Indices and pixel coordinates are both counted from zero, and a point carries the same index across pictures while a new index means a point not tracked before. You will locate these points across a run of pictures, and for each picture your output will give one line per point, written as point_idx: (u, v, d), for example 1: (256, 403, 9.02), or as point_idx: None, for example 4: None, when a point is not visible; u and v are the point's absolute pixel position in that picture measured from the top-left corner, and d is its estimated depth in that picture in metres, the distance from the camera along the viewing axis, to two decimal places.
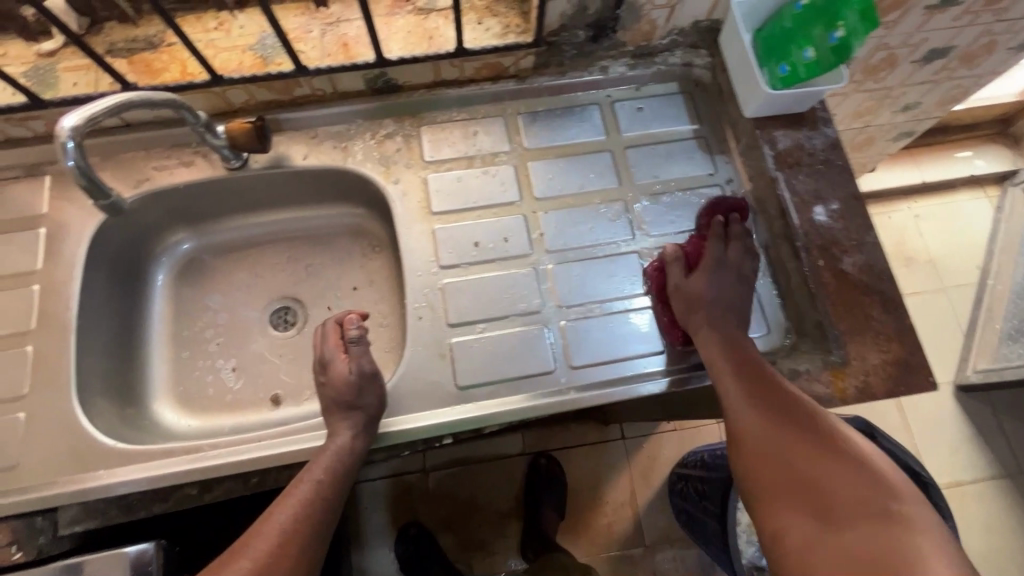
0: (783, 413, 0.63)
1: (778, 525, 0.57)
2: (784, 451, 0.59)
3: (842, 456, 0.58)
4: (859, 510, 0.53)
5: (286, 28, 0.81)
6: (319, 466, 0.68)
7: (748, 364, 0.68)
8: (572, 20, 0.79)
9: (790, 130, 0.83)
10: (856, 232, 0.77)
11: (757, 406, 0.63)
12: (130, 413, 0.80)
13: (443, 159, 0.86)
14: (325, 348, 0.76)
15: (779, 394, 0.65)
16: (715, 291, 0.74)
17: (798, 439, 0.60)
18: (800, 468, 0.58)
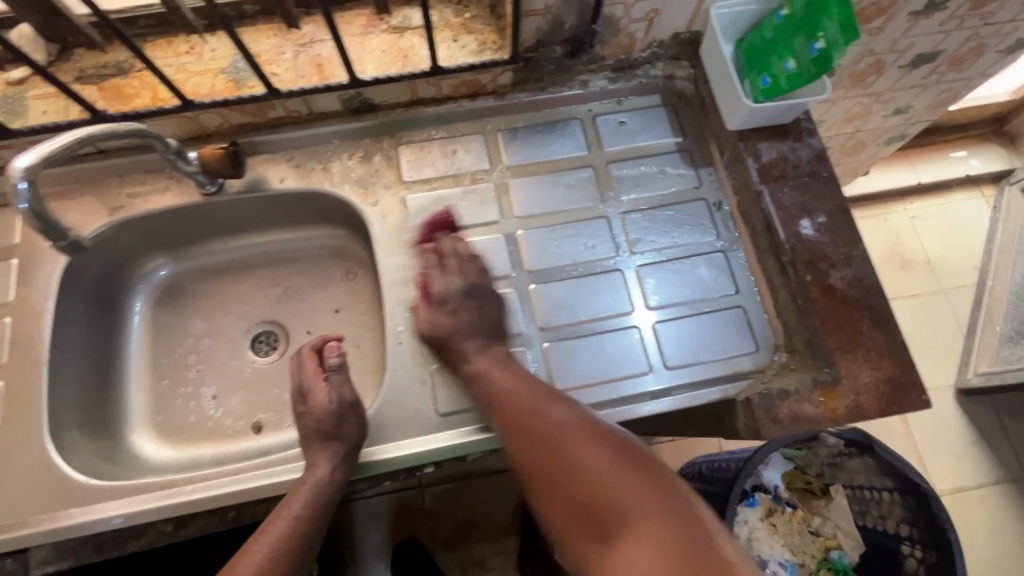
0: (572, 434, 0.64)
1: (578, 552, 0.61)
2: (586, 474, 0.62)
3: (631, 474, 0.60)
4: (653, 519, 0.56)
5: (258, 49, 0.80)
6: (295, 504, 0.67)
7: (488, 384, 0.71)
8: (548, 36, 0.78)
9: (774, 142, 0.81)
10: (843, 246, 0.76)
11: (562, 432, 0.65)
12: (106, 446, 0.79)
13: (422, 179, 0.84)
14: (304, 377, 0.77)
15: (574, 418, 0.66)
16: (452, 325, 0.74)
17: (596, 463, 0.62)
18: (585, 477, 0.62)
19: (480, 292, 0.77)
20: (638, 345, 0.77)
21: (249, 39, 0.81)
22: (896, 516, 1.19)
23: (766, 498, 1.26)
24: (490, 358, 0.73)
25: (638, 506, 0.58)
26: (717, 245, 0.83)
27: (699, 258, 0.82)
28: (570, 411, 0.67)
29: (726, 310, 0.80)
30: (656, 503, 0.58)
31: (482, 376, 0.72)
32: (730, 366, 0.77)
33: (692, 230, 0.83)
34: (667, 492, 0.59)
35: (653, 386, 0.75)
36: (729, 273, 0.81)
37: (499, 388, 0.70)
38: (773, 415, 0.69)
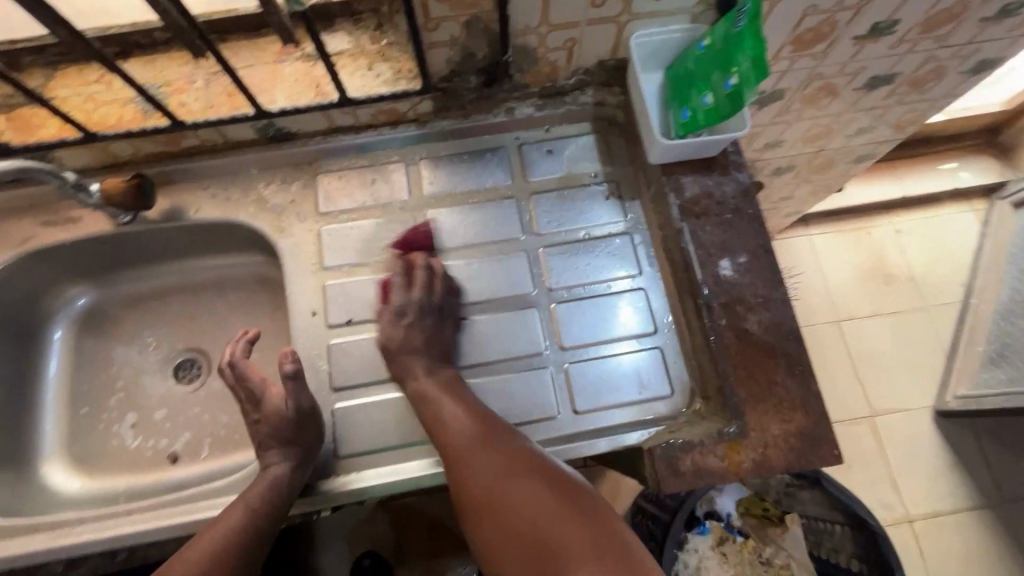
0: (507, 474, 0.64)
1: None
2: (519, 513, 0.61)
3: (584, 518, 0.60)
4: (594, 555, 0.56)
5: (167, 79, 0.78)
6: (229, 521, 0.65)
7: (425, 402, 0.71)
8: (461, 65, 0.75)
9: (699, 176, 0.78)
10: (763, 289, 0.73)
11: (502, 466, 0.65)
12: (16, 478, 0.79)
13: (339, 210, 0.82)
14: (249, 386, 0.75)
15: (513, 449, 0.66)
16: (411, 333, 0.75)
17: (541, 504, 0.61)
18: (520, 516, 0.61)
19: (444, 296, 0.77)
20: (548, 388, 0.75)
21: (157, 68, 0.79)
22: (847, 551, 1.16)
23: (717, 526, 1.15)
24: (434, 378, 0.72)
25: (574, 537, 0.58)
26: (640, 282, 0.80)
27: (620, 295, 0.79)
28: (493, 430, 0.68)
29: (645, 351, 0.77)
30: (598, 542, 0.58)
31: (427, 395, 0.71)
32: (643, 411, 0.74)
33: (615, 265, 0.81)
34: (610, 531, 0.59)
35: (564, 429, 0.74)
36: (649, 313, 0.78)
37: (432, 395, 0.71)
38: (675, 468, 0.66)
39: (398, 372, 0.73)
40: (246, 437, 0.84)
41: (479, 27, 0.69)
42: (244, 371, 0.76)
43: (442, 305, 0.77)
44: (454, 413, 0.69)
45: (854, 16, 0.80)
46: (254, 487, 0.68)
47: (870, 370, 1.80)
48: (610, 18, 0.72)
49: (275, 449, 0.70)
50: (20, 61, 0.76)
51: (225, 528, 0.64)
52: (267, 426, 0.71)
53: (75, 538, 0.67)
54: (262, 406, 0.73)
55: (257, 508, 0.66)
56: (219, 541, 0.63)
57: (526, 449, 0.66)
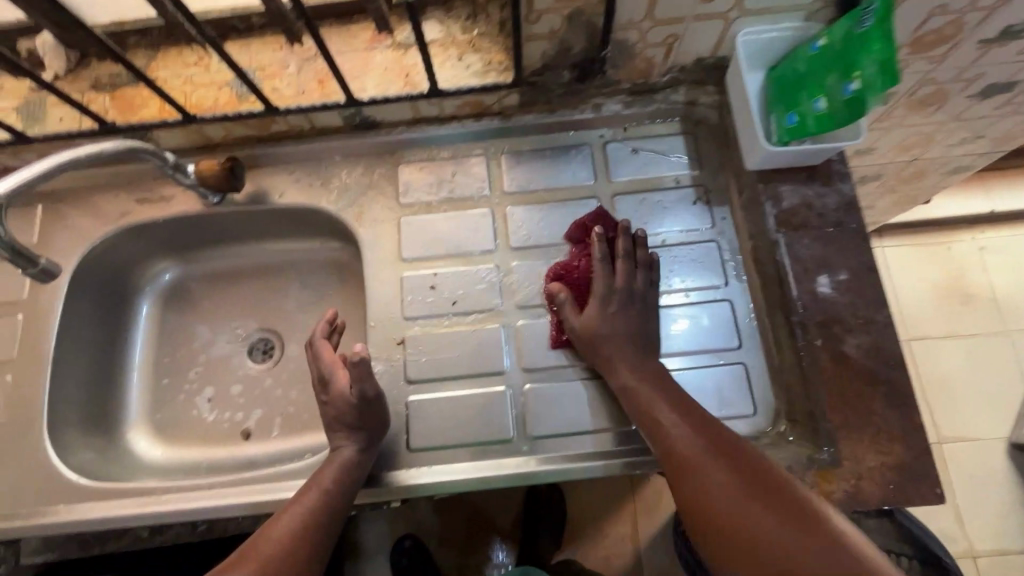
0: (712, 461, 0.57)
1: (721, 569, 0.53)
2: (720, 502, 0.54)
3: (802, 518, 0.50)
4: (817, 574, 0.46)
5: (262, 63, 0.79)
6: (304, 502, 0.65)
7: (636, 396, 0.67)
8: (555, 59, 0.73)
9: (799, 185, 0.74)
10: (864, 310, 0.68)
11: (707, 451, 0.58)
12: (104, 443, 0.83)
13: (418, 201, 0.82)
14: (321, 367, 0.75)
15: (724, 439, 0.59)
16: (611, 321, 0.72)
17: (746, 496, 0.53)
18: (721, 505, 0.54)
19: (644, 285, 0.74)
20: None
21: (251, 52, 0.80)
22: None
23: None
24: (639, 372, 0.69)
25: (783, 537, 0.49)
26: (725, 293, 0.76)
27: (703, 306, 0.76)
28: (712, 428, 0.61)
29: (727, 365, 0.74)
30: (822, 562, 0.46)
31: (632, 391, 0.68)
32: (723, 428, 0.71)
33: (699, 274, 0.77)
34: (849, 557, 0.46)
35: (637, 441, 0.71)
36: (733, 327, 0.75)
37: (643, 392, 0.67)
38: None
39: (608, 367, 0.70)
40: (315, 419, 0.86)
41: (581, 20, 0.67)
42: (320, 352, 0.76)
43: (641, 292, 0.74)
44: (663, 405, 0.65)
45: (985, 18, 0.73)
46: (324, 473, 0.68)
47: (940, 394, 1.69)
48: (719, 14, 0.68)
49: (343, 432, 0.70)
50: (127, 41, 0.79)
51: (303, 506, 0.64)
52: (334, 410, 0.71)
53: (161, 506, 0.70)
54: (331, 389, 0.73)
55: (330, 489, 0.67)
56: (297, 521, 0.63)
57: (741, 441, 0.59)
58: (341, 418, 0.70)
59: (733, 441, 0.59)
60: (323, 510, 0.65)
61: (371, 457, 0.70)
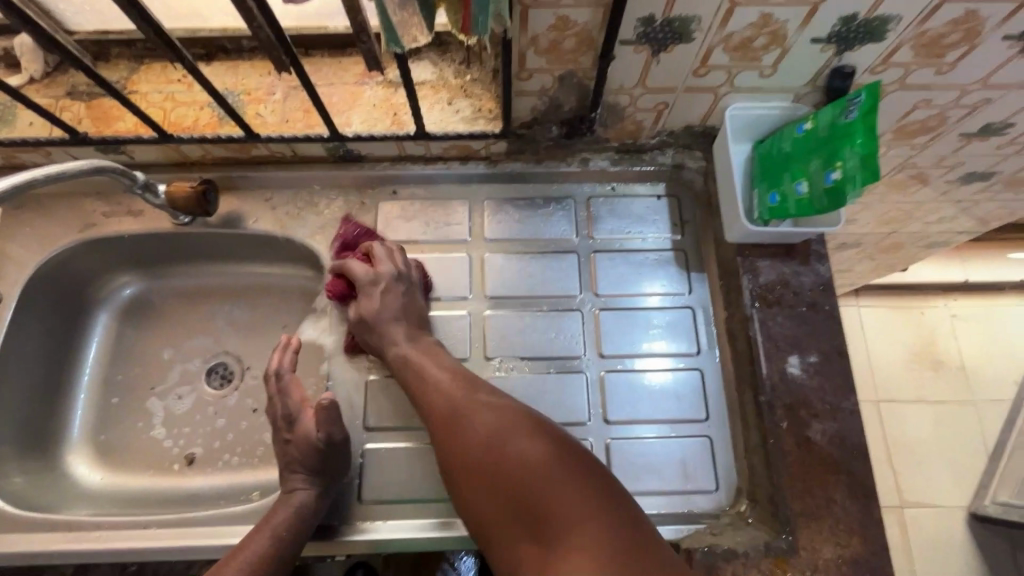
0: (518, 432, 0.58)
1: (514, 559, 0.53)
2: (511, 468, 0.55)
3: (578, 469, 0.54)
4: (597, 524, 0.50)
5: (248, 87, 0.77)
6: (252, 547, 0.60)
7: (406, 370, 0.68)
8: (544, 115, 0.73)
9: (777, 262, 0.74)
10: (832, 394, 0.68)
11: (501, 418, 0.59)
12: (40, 465, 0.78)
13: (396, 240, 0.80)
14: (287, 403, 0.69)
15: (517, 412, 0.60)
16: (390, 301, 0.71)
17: (541, 458, 0.55)
18: (536, 488, 0.53)
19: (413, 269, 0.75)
20: None
21: (238, 74, 0.78)
22: None
23: None
24: (804, 457, 0.66)
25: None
26: (697, 362, 0.76)
27: (674, 373, 0.75)
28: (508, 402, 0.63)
29: (692, 437, 0.72)
30: (593, 509, 0.51)
31: (412, 361, 0.69)
32: (685, 503, 0.70)
33: (672, 340, 0.76)
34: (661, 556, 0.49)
35: None
36: (702, 398, 0.74)
37: (415, 364, 0.68)
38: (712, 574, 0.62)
39: (378, 340, 0.71)
40: (270, 454, 0.82)
41: (572, 82, 0.66)
42: (287, 385, 0.70)
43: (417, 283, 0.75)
44: (443, 386, 0.65)
45: (968, 114, 0.75)
46: (274, 515, 0.63)
47: (904, 459, 1.71)
48: (710, 88, 0.69)
49: (301, 475, 0.65)
50: (109, 51, 0.77)
51: (248, 555, 0.60)
52: (296, 454, 0.65)
53: (89, 544, 0.66)
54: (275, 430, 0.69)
55: (283, 538, 0.62)
56: (243, 570, 0.58)
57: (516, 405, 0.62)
58: (304, 463, 0.65)
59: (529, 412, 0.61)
60: (274, 558, 0.60)
61: (327, 506, 0.65)
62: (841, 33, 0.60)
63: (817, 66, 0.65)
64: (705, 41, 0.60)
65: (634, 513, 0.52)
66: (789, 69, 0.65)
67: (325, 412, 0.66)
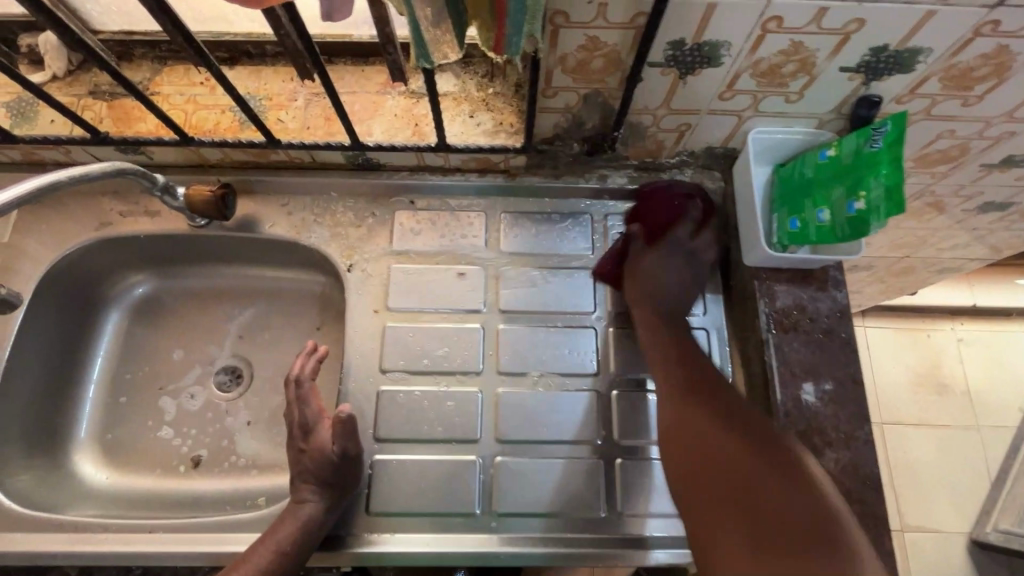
0: (721, 431, 0.62)
1: (710, 540, 0.57)
2: (719, 460, 0.60)
3: (788, 469, 0.58)
4: (807, 527, 0.54)
5: (270, 92, 0.77)
6: (255, 562, 0.60)
7: (650, 336, 0.72)
8: (567, 131, 0.73)
9: (794, 287, 0.74)
10: (846, 423, 0.68)
11: (712, 421, 0.63)
12: (46, 463, 0.78)
13: (412, 250, 0.80)
14: (304, 411, 0.68)
15: (728, 409, 0.64)
16: (653, 265, 0.76)
17: (752, 461, 0.59)
18: (744, 485, 0.58)
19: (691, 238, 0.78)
20: (597, 486, 0.71)
21: (260, 79, 0.78)
22: None
23: None
24: None
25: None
26: None
27: None
28: (696, 382, 0.67)
29: None
30: (806, 515, 0.55)
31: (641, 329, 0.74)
32: None
33: None
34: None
35: (603, 530, 0.69)
36: None
37: (644, 325, 0.73)
38: None
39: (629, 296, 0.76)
40: (276, 460, 0.82)
41: (597, 101, 0.66)
42: (306, 393, 0.69)
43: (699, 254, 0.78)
44: (662, 362, 0.70)
45: (989, 146, 0.75)
46: (279, 528, 0.63)
47: (906, 482, 1.70)
48: (734, 111, 0.68)
49: (309, 486, 0.64)
50: (132, 52, 0.77)
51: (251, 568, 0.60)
52: (308, 464, 0.65)
53: (94, 547, 0.65)
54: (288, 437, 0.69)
55: (288, 552, 0.61)
56: None
57: (716, 389, 0.66)
58: (318, 475, 0.64)
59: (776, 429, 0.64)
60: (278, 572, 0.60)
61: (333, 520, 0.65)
62: (870, 63, 0.59)
63: (842, 94, 0.64)
64: (733, 66, 0.60)
65: (845, 525, 0.55)
66: (814, 96, 0.65)
67: (342, 426, 0.64)
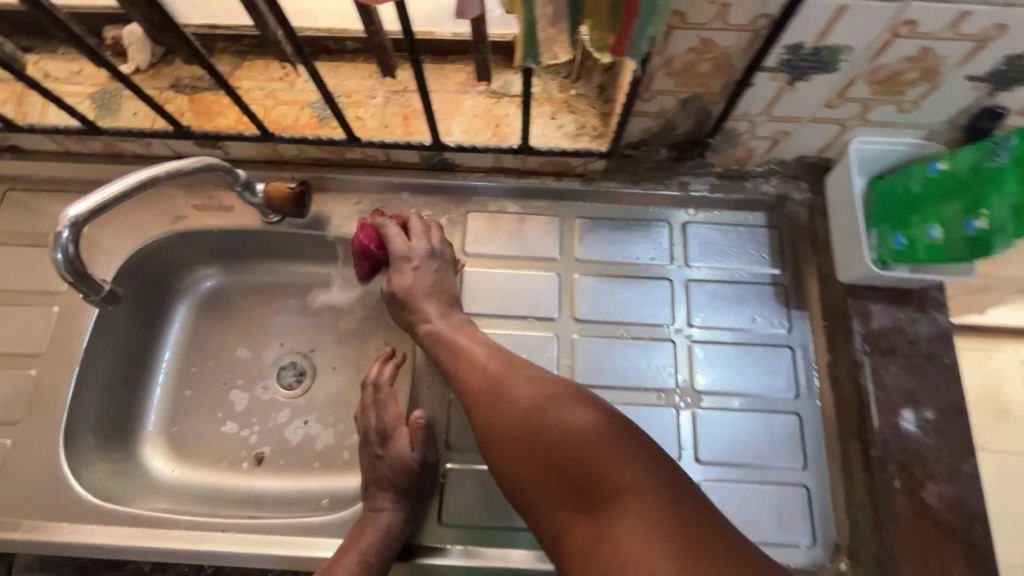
0: (540, 406, 0.59)
1: (560, 530, 0.55)
2: (552, 443, 0.56)
3: (602, 432, 0.56)
4: (654, 492, 0.52)
5: (349, 89, 0.76)
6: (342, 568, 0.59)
7: (444, 346, 0.68)
8: (654, 137, 0.70)
9: (892, 307, 0.70)
10: (950, 455, 0.64)
11: (541, 398, 0.59)
12: (117, 454, 0.78)
13: (485, 254, 0.78)
14: (382, 416, 0.68)
15: (551, 384, 0.61)
16: (426, 279, 0.71)
17: (572, 436, 0.56)
18: (578, 460, 0.55)
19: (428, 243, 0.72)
20: None
21: (340, 75, 0.77)
22: None
23: None
24: (917, 521, 0.62)
25: (658, 554, 0.49)
26: (794, 406, 0.71)
27: (771, 416, 0.71)
28: (512, 364, 0.64)
29: (789, 486, 0.68)
30: (645, 482, 0.53)
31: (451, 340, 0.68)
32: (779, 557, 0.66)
33: (770, 381, 0.72)
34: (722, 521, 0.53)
35: None
36: (801, 445, 0.70)
37: (447, 344, 0.68)
38: None
39: (410, 316, 0.71)
40: (338, 462, 0.80)
41: (696, 106, 0.64)
42: (384, 398, 0.69)
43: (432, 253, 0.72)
44: (480, 352, 0.66)
45: None
46: (359, 537, 0.61)
47: None
48: (838, 120, 0.65)
49: (387, 494, 0.64)
50: (214, 46, 0.77)
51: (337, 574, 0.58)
52: (386, 471, 0.64)
53: (170, 544, 0.65)
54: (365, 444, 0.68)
55: (373, 562, 0.60)
56: None
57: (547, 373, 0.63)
58: (395, 483, 0.64)
59: (578, 387, 0.62)
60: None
61: (409, 529, 0.64)
62: (1002, 72, 0.56)
63: (962, 105, 0.60)
64: (850, 73, 0.57)
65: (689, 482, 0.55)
66: (931, 107, 0.61)
67: (421, 432, 0.66)
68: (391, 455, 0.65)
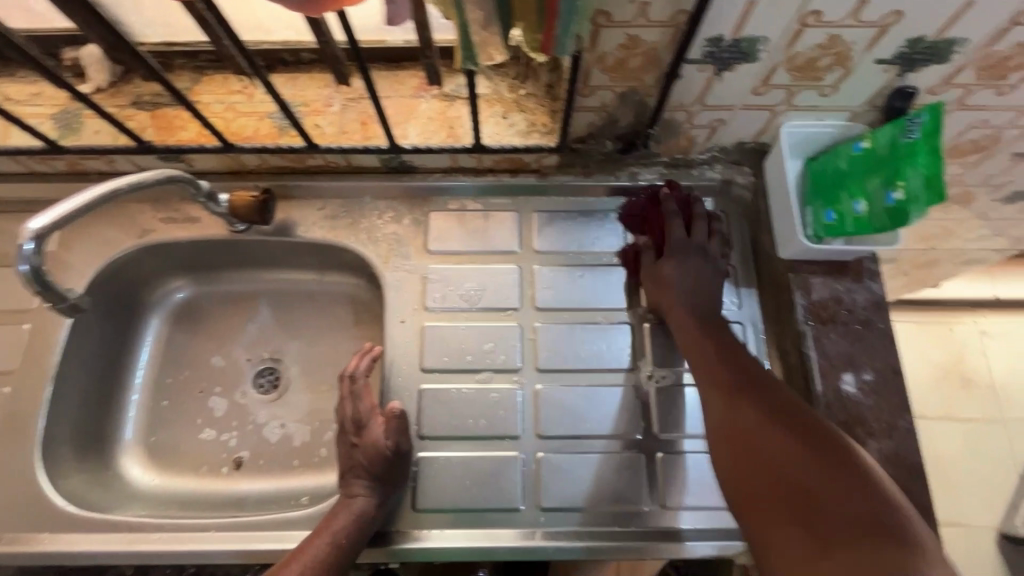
0: (747, 407, 0.59)
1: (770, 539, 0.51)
2: (759, 447, 0.56)
3: (802, 438, 0.55)
4: (851, 494, 0.50)
5: (306, 99, 0.79)
6: (312, 553, 0.61)
7: (693, 339, 0.68)
8: (600, 130, 0.74)
9: (830, 279, 0.74)
10: (887, 414, 0.68)
11: (762, 403, 0.59)
12: (95, 466, 0.79)
13: (447, 250, 0.81)
14: (357, 408, 0.70)
15: (762, 385, 0.62)
16: (687, 273, 0.72)
17: (786, 441, 0.55)
18: (771, 465, 0.54)
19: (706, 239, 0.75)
20: (638, 480, 0.71)
21: (297, 86, 0.80)
22: None
23: None
24: None
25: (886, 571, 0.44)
26: None
27: None
28: (725, 362, 0.65)
29: None
30: (851, 494, 0.50)
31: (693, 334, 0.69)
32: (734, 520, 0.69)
33: None
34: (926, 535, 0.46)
35: (647, 522, 0.70)
36: None
37: (690, 332, 0.69)
38: None
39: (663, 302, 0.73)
40: (315, 461, 0.83)
41: (633, 99, 0.68)
42: (360, 390, 0.71)
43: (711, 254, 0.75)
44: (697, 338, 0.68)
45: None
46: (333, 521, 0.64)
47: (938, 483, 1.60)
48: (767, 107, 0.69)
49: (362, 481, 0.66)
50: (172, 63, 0.79)
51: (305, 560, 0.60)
52: (361, 460, 0.67)
53: (150, 547, 0.67)
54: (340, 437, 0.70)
55: (344, 545, 0.63)
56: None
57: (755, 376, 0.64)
58: (370, 470, 0.66)
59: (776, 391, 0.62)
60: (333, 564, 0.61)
61: (383, 514, 0.66)
62: (906, 55, 0.60)
63: (876, 87, 0.65)
64: (769, 61, 0.61)
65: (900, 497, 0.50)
66: (848, 90, 0.66)
67: (397, 421, 0.68)
68: (365, 445, 0.67)
